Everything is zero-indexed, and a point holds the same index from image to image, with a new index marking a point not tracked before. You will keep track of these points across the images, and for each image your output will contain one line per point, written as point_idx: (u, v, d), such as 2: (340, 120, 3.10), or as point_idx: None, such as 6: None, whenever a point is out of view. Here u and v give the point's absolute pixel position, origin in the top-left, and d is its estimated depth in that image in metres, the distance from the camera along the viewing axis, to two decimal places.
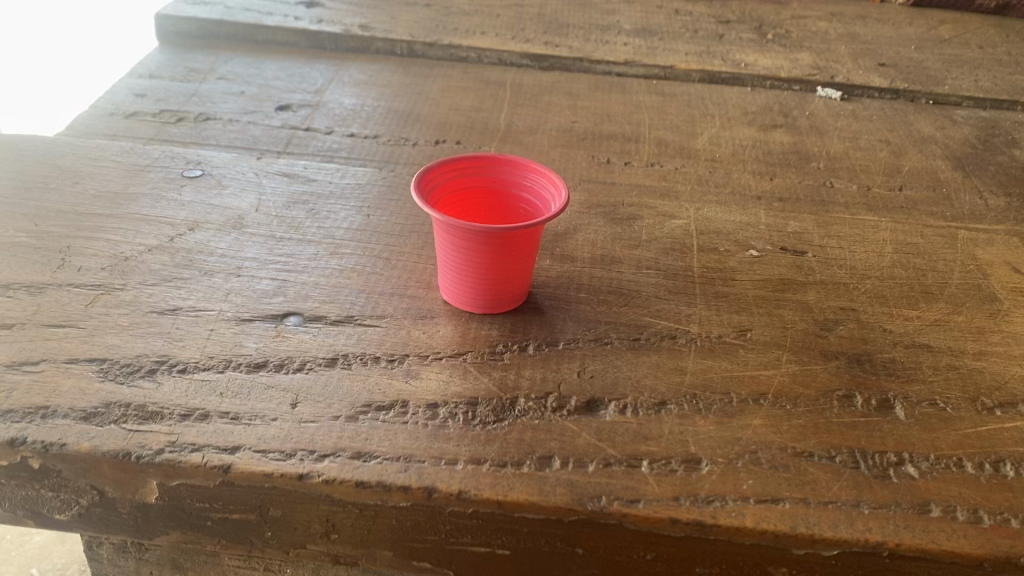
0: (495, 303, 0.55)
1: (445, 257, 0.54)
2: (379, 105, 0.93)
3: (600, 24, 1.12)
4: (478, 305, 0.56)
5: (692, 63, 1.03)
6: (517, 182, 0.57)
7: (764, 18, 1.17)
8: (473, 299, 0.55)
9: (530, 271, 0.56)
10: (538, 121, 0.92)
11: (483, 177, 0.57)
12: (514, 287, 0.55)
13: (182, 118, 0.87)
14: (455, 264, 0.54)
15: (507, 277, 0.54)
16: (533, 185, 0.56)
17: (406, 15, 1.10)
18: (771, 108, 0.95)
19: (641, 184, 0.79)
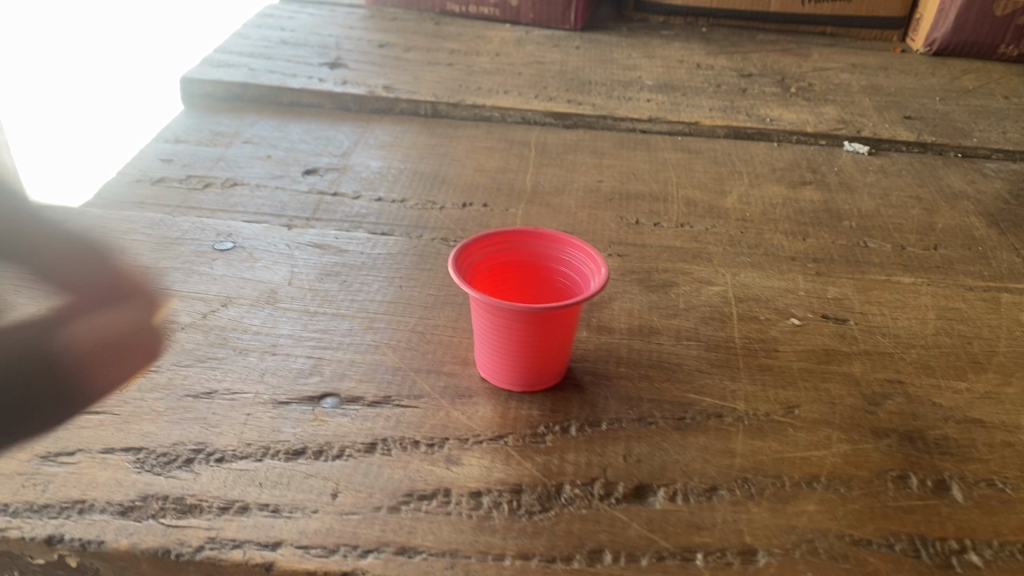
0: (534, 381, 0.54)
1: (483, 334, 0.53)
2: (404, 168, 0.93)
3: (622, 80, 1.12)
4: (515, 383, 0.54)
5: (717, 118, 1.02)
6: (555, 257, 0.56)
7: (786, 71, 1.16)
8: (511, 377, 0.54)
9: (568, 348, 0.54)
10: (565, 181, 0.91)
11: (522, 252, 0.56)
12: (553, 365, 0.54)
13: (210, 184, 0.87)
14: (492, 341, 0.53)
15: (546, 355, 0.53)
16: (572, 260, 0.55)
17: (429, 75, 1.11)
18: (799, 164, 0.94)
19: (672, 246, 0.78)
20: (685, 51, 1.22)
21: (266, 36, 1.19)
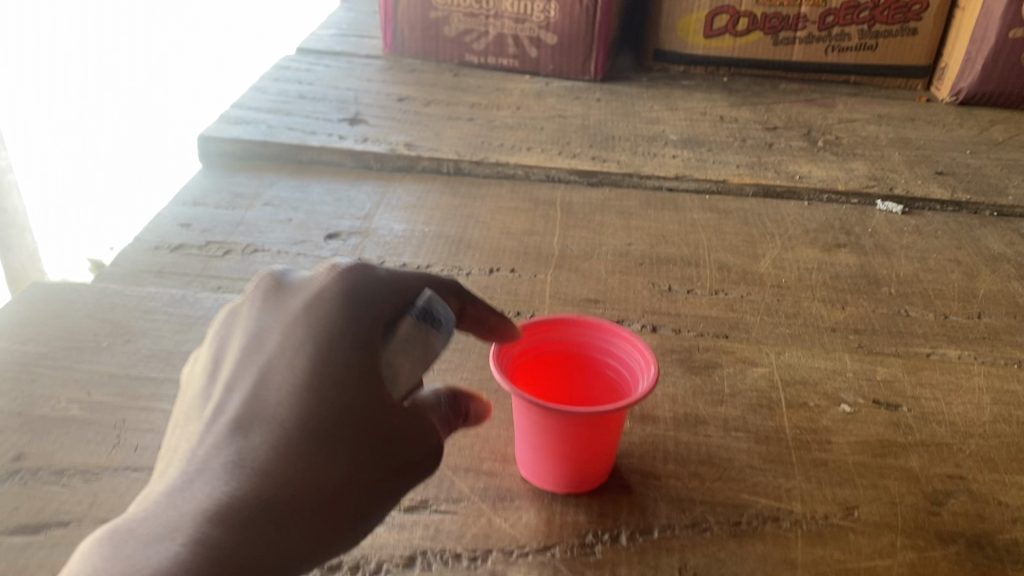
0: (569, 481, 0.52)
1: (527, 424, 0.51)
2: (428, 231, 0.91)
3: (645, 134, 1.10)
4: (558, 485, 0.51)
5: (745, 176, 1.00)
6: (601, 347, 0.55)
7: (811, 123, 1.15)
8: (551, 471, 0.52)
9: (614, 450, 0.51)
10: (593, 244, 0.88)
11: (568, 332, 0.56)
12: (597, 467, 0.51)
13: (230, 250, 0.85)
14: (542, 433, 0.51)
15: (589, 458, 0.50)
16: (619, 352, 0.54)
17: (451, 131, 1.10)
18: (832, 225, 0.92)
19: (707, 316, 0.76)
20: (708, 103, 1.21)
21: (284, 90, 1.18)
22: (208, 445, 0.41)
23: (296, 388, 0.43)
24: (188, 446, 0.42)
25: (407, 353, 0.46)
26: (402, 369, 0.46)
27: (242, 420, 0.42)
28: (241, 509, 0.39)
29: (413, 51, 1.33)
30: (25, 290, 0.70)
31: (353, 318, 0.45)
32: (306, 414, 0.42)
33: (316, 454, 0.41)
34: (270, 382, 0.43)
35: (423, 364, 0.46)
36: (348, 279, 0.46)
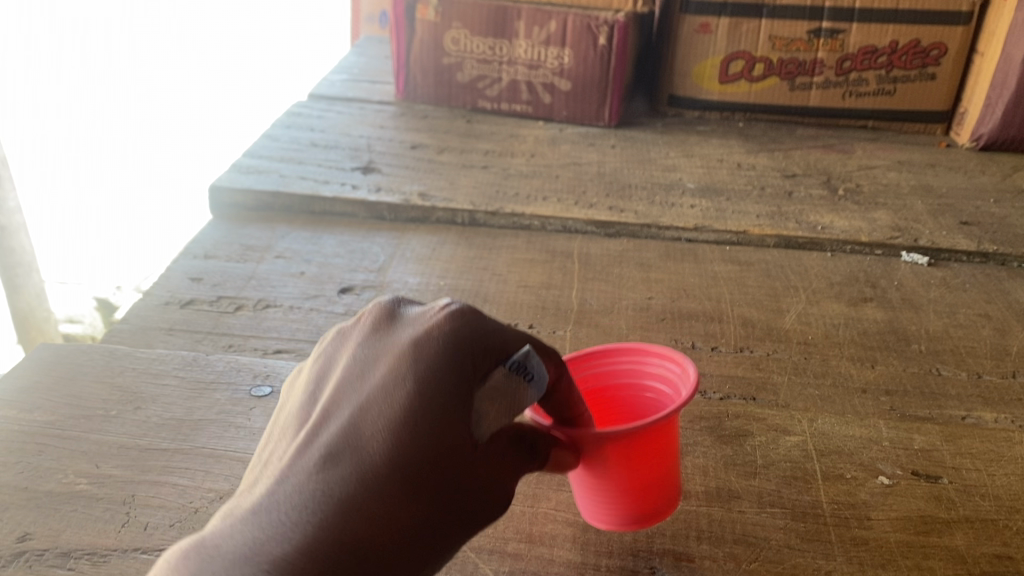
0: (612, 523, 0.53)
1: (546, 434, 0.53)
2: (443, 285, 0.89)
3: (662, 183, 1.09)
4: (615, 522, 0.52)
5: (765, 226, 0.98)
6: (642, 370, 0.57)
7: (831, 170, 1.13)
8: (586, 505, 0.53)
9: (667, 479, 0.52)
10: (613, 298, 0.86)
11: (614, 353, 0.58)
12: (651, 499, 0.52)
13: (242, 306, 0.83)
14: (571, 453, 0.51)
15: (642, 488, 0.51)
16: (658, 372, 0.56)
17: (465, 180, 1.09)
18: (857, 278, 0.90)
19: (734, 376, 0.74)
20: (724, 149, 1.19)
21: (296, 137, 1.17)
22: (298, 471, 0.39)
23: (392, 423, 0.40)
24: (275, 469, 0.40)
25: (502, 402, 0.43)
26: (490, 415, 0.43)
27: (338, 452, 0.40)
28: (318, 557, 0.36)
29: (426, 97, 1.32)
30: (33, 353, 0.68)
31: (458, 362, 0.42)
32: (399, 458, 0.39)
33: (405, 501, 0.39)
34: (370, 415, 0.41)
35: (510, 413, 0.44)
36: (460, 319, 0.43)
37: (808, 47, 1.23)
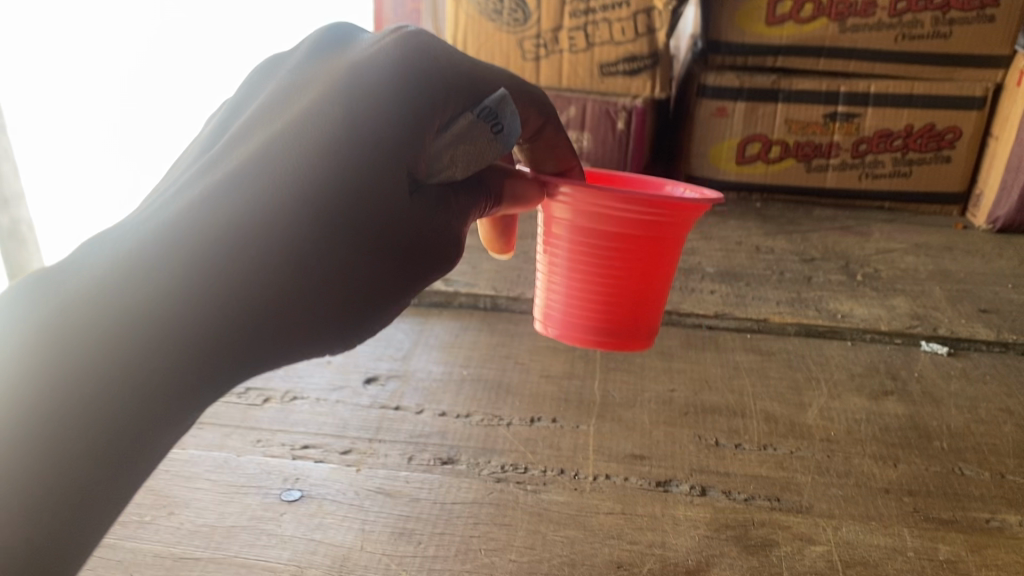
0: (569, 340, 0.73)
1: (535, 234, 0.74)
2: (468, 374, 0.89)
3: (682, 266, 1.11)
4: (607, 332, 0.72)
5: (786, 314, 0.99)
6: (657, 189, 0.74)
7: (849, 254, 1.14)
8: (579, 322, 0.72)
9: (654, 299, 0.71)
10: (636, 390, 0.85)
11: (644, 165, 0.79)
12: (636, 316, 0.71)
13: (270, 397, 0.85)
14: (555, 258, 0.71)
15: (631, 303, 0.70)
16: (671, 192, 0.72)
17: (487, 264, 1.12)
18: (877, 369, 0.90)
19: (759, 475, 0.73)
20: (743, 231, 1.21)
21: None
22: (220, 177, 0.48)
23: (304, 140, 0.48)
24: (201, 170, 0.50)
25: (453, 152, 0.53)
26: (448, 157, 0.53)
27: (253, 161, 0.48)
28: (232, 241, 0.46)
29: None
30: None
31: (384, 94, 0.50)
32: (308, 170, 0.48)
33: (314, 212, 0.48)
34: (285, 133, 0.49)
35: (473, 158, 0.54)
36: (389, 50, 0.51)
37: (824, 130, 1.27)
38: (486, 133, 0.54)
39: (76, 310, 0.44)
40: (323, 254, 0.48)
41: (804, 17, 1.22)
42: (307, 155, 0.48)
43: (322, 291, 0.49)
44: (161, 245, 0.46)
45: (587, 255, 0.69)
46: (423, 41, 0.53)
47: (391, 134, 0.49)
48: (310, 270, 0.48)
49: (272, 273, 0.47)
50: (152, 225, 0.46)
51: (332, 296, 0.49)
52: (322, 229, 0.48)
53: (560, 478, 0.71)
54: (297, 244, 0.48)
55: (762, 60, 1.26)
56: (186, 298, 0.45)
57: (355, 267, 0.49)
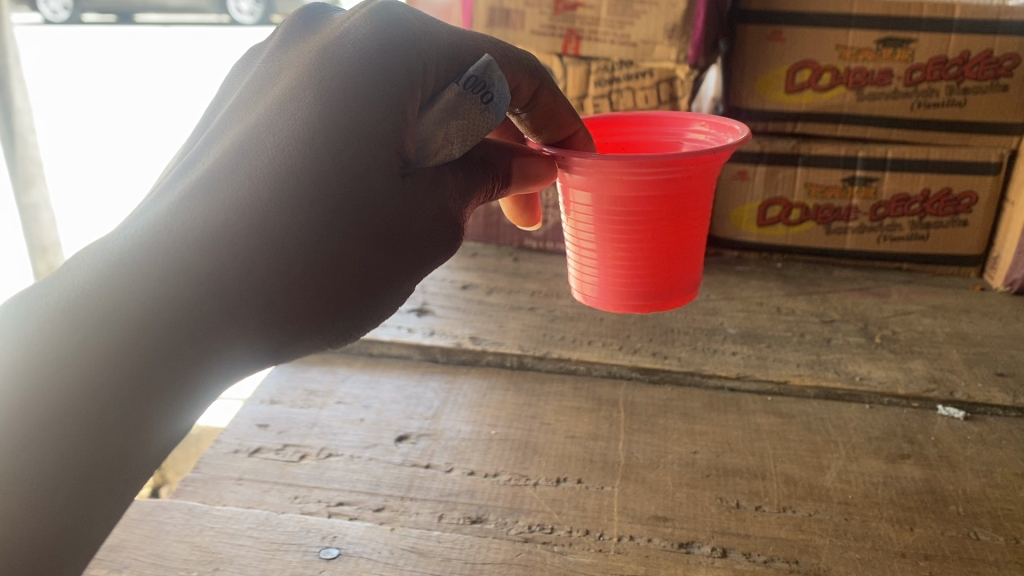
0: (614, 308, 0.96)
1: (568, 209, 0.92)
2: (495, 433, 0.92)
3: (704, 327, 1.14)
4: (642, 297, 0.93)
5: (806, 377, 1.02)
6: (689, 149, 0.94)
7: (868, 315, 1.17)
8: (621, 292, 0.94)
9: (673, 264, 0.91)
10: (658, 451, 0.88)
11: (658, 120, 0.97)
12: (661, 281, 0.92)
13: (306, 454, 0.88)
14: (590, 238, 0.91)
15: (658, 268, 0.91)
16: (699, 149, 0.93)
17: (513, 322, 1.16)
18: (895, 432, 0.92)
19: (777, 537, 0.76)
20: (764, 292, 1.25)
21: None
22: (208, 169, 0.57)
23: (277, 130, 0.57)
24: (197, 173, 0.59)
25: (443, 127, 0.62)
26: (438, 134, 0.62)
27: (236, 154, 0.57)
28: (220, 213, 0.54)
29: (475, 234, 1.48)
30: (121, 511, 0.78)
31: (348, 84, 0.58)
32: (285, 153, 0.56)
33: (295, 183, 0.55)
34: (262, 126, 0.58)
35: (468, 130, 0.63)
36: (350, 48, 0.60)
37: (842, 193, 1.33)
38: (478, 103, 0.62)
39: (79, 287, 0.52)
40: (305, 236, 0.55)
41: (823, 85, 1.28)
42: (277, 140, 0.56)
43: (307, 270, 0.56)
44: (160, 229, 0.53)
45: (616, 225, 0.87)
46: (388, 30, 0.61)
47: (359, 122, 0.57)
48: (293, 250, 0.55)
49: (254, 253, 0.54)
50: (148, 217, 0.55)
51: (316, 276, 0.56)
52: (301, 196, 0.55)
53: (586, 538, 0.75)
54: (284, 223, 0.55)
55: (782, 125, 1.33)
56: (174, 264, 0.52)
57: (337, 250, 0.57)
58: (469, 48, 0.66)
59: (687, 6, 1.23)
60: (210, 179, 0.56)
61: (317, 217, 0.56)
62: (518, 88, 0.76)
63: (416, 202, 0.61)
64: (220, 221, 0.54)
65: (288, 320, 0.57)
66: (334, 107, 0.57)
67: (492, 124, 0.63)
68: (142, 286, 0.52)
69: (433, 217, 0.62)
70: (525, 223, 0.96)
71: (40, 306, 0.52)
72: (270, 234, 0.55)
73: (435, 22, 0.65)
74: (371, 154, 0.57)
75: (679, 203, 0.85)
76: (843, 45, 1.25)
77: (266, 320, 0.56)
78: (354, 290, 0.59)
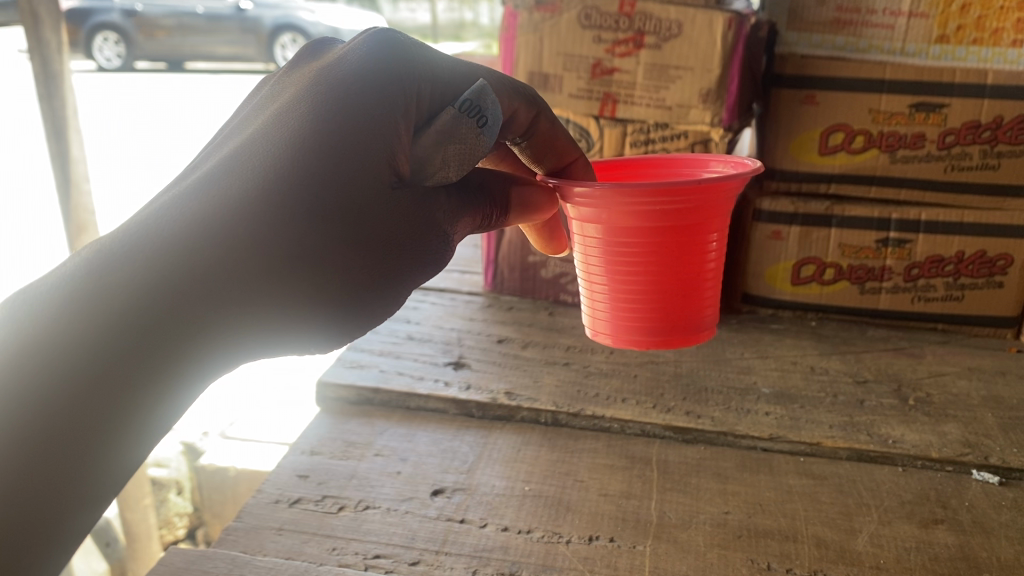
0: (625, 344, 0.98)
1: (578, 245, 0.96)
2: (529, 489, 0.94)
3: (737, 386, 1.15)
4: (651, 333, 0.96)
5: (838, 438, 1.02)
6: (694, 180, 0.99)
7: (901, 377, 1.18)
8: (634, 332, 0.97)
9: (681, 301, 0.95)
10: (690, 512, 0.89)
11: (671, 164, 1.01)
12: (669, 318, 0.95)
13: (344, 506, 0.90)
14: (599, 276, 0.95)
15: (666, 305, 0.94)
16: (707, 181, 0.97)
17: (548, 377, 1.18)
18: (928, 496, 0.92)
19: None
20: (798, 350, 1.26)
21: (394, 332, 1.31)
22: (208, 171, 0.64)
23: (271, 139, 0.64)
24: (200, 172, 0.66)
25: (437, 150, 0.70)
26: (434, 158, 0.70)
27: (233, 159, 0.64)
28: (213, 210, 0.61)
29: (512, 288, 1.51)
30: (166, 559, 0.81)
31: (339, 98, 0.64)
32: (274, 160, 0.62)
33: (284, 186, 0.62)
34: (258, 135, 0.64)
35: (463, 152, 0.70)
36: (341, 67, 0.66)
37: (876, 254, 1.34)
38: (473, 126, 0.70)
39: (83, 268, 0.58)
40: (295, 234, 0.62)
41: (856, 148, 1.32)
42: (269, 148, 0.63)
43: (286, 263, 0.62)
44: (159, 222, 0.60)
45: (623, 260, 0.91)
46: (379, 51, 0.68)
47: (343, 132, 0.63)
48: (282, 246, 0.62)
49: (246, 246, 0.61)
50: (150, 210, 0.62)
51: (302, 272, 0.63)
52: (287, 198, 0.62)
53: None
54: (269, 220, 0.61)
55: (817, 187, 1.36)
56: (167, 252, 0.59)
57: (321, 250, 0.63)
58: (464, 76, 0.74)
59: (721, 71, 1.28)
60: (213, 179, 0.63)
61: (300, 214, 0.62)
62: (518, 121, 0.85)
63: (406, 215, 0.67)
64: (209, 211, 0.61)
65: (265, 307, 0.63)
66: (330, 119, 0.64)
67: (486, 147, 0.72)
68: (145, 276, 0.58)
69: (421, 230, 0.69)
70: (548, 251, 1.02)
71: (37, 301, 0.57)
72: (261, 230, 0.61)
73: (432, 52, 0.73)
74: (366, 164, 0.64)
75: (683, 236, 0.89)
76: (876, 109, 1.29)
77: (253, 313, 0.63)
78: (332, 287, 0.65)
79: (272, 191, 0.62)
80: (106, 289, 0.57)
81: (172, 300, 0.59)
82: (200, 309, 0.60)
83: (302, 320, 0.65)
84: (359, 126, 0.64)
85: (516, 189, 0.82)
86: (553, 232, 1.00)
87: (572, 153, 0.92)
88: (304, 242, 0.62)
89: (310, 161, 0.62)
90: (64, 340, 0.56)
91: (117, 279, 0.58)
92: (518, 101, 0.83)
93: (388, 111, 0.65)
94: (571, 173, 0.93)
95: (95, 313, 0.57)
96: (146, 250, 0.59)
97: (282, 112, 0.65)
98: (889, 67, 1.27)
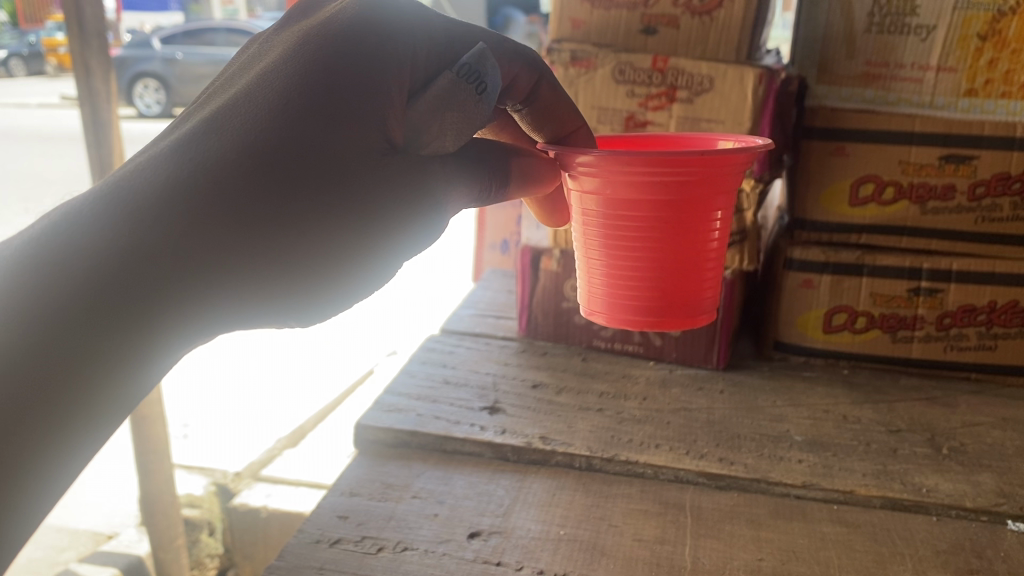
0: (621, 324, 1.01)
1: (578, 225, 1.00)
2: (563, 533, 0.95)
3: (770, 434, 1.16)
4: (648, 315, 0.99)
5: (872, 487, 1.03)
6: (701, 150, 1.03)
7: (935, 426, 1.18)
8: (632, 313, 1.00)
9: (680, 283, 0.98)
10: (725, 557, 0.90)
11: (687, 140, 1.07)
12: (667, 301, 0.98)
13: (383, 546, 0.92)
14: (596, 255, 0.99)
15: (665, 286, 0.97)
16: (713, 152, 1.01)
17: (582, 423, 1.19)
18: (963, 546, 0.92)
19: None
20: (830, 399, 1.27)
21: (430, 377, 1.34)
22: (213, 117, 0.74)
23: (268, 92, 0.73)
24: (203, 116, 0.75)
25: (433, 114, 0.79)
26: (432, 128, 0.79)
27: (234, 109, 0.73)
28: (215, 156, 0.71)
29: (545, 333, 1.53)
30: None
31: (330, 58, 0.74)
32: (269, 111, 0.72)
33: (276, 135, 0.71)
34: (258, 86, 0.74)
35: (461, 115, 0.79)
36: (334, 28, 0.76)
37: (909, 303, 1.36)
38: (472, 92, 0.79)
39: (113, 199, 0.70)
40: (276, 183, 0.70)
41: (886, 199, 1.34)
42: (266, 100, 0.73)
43: (268, 212, 0.70)
44: (173, 163, 0.71)
45: (619, 234, 0.95)
46: (367, 14, 0.77)
47: (331, 89, 0.73)
48: (265, 193, 0.70)
49: (233, 192, 0.70)
50: (167, 153, 0.72)
51: (273, 232, 0.71)
52: (276, 147, 0.71)
53: None
54: (258, 166, 0.70)
55: (847, 237, 1.38)
56: (177, 190, 0.70)
57: (301, 199, 0.71)
58: (461, 38, 0.84)
59: (751, 124, 1.30)
60: (201, 136, 0.73)
61: (285, 163, 0.71)
62: (519, 81, 0.95)
63: (392, 179, 0.75)
64: (211, 154, 0.71)
65: (246, 256, 0.71)
66: (319, 78, 0.73)
67: (486, 113, 0.81)
68: (148, 217, 0.69)
69: (405, 194, 0.76)
70: (550, 223, 1.13)
71: (75, 224, 0.68)
72: (240, 186, 0.70)
73: (431, 17, 0.82)
74: (345, 123, 0.72)
75: (682, 211, 0.92)
76: (906, 161, 1.31)
77: (233, 265, 0.71)
78: (306, 241, 0.72)
79: (265, 141, 0.71)
80: (76, 257, 0.67)
81: (150, 258, 0.68)
82: (168, 272, 0.69)
83: (266, 287, 0.73)
84: (340, 93, 0.73)
85: (516, 158, 0.90)
86: (554, 206, 1.10)
87: (575, 123, 1.01)
88: (284, 191, 0.70)
89: (287, 124, 0.71)
90: (38, 297, 0.65)
91: (107, 236, 0.68)
92: (519, 65, 0.93)
93: (373, 79, 0.74)
94: (573, 142, 1.02)
95: (90, 261, 0.67)
96: (125, 209, 0.69)
97: (277, 67, 0.75)
98: (919, 120, 1.29)
